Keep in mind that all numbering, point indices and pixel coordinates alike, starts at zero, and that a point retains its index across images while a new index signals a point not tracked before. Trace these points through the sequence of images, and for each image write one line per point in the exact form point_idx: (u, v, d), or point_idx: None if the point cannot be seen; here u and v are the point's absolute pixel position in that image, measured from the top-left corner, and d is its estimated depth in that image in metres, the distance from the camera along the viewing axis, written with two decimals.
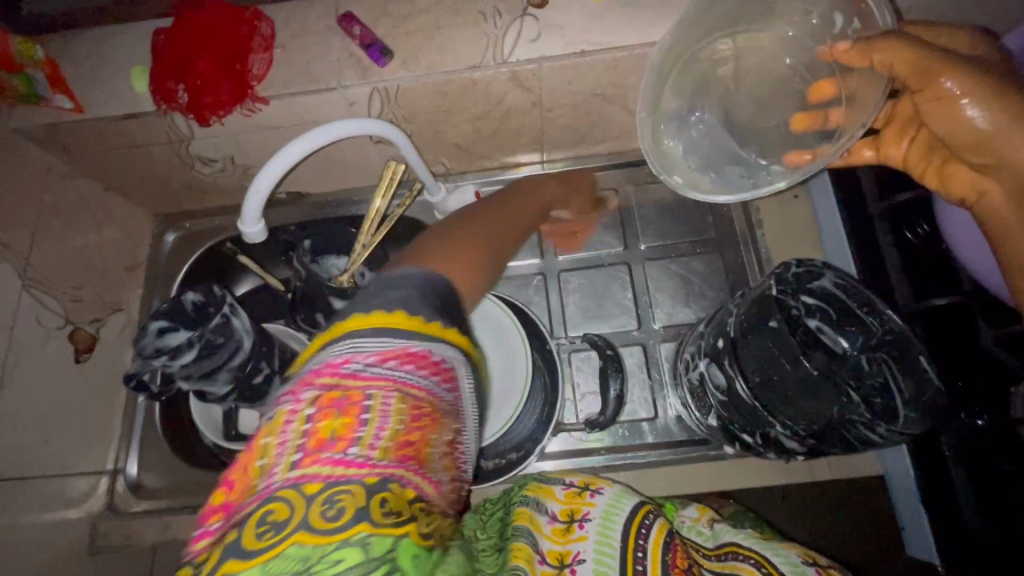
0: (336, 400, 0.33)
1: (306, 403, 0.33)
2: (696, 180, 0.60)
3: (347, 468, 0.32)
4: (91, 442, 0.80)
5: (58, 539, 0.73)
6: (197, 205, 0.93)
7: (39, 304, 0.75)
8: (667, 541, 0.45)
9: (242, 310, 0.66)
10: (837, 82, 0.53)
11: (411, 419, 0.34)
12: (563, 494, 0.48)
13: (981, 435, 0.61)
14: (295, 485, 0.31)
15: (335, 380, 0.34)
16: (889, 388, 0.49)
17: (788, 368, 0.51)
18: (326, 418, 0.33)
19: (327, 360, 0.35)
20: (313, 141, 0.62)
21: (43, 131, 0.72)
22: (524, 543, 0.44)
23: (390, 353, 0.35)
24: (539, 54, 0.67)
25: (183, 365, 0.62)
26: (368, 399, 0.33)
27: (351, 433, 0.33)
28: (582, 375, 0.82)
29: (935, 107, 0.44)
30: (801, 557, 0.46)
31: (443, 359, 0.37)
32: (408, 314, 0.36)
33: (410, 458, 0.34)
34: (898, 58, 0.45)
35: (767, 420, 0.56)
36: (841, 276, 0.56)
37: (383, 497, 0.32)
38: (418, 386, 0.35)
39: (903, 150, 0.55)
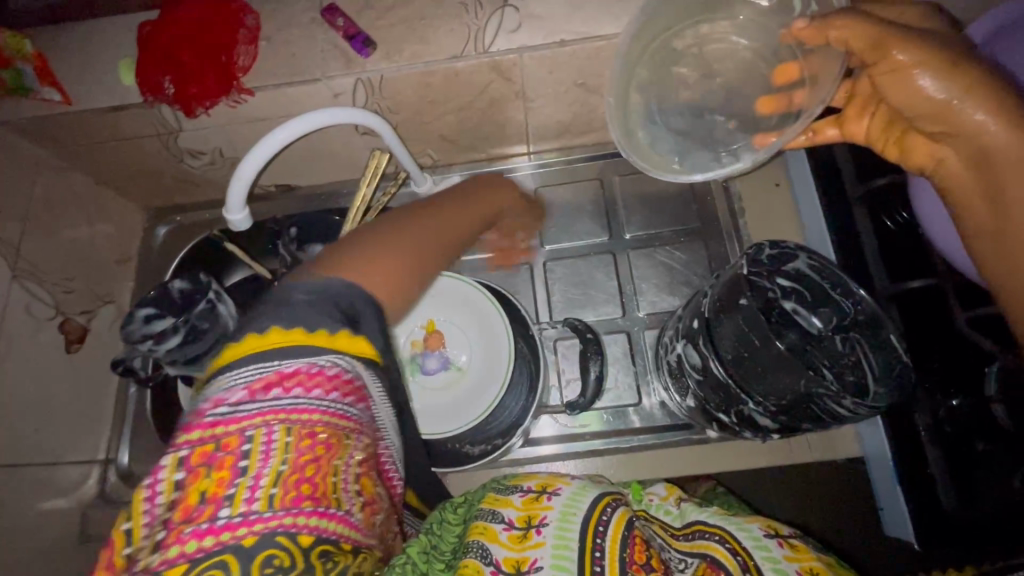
0: (207, 457, 0.37)
1: (176, 471, 0.37)
2: (663, 164, 0.58)
3: (220, 534, 0.35)
4: (81, 431, 0.81)
5: (51, 526, 0.75)
6: (188, 199, 0.94)
7: (28, 294, 0.75)
8: (625, 537, 0.44)
9: (227, 296, 0.67)
10: (800, 63, 0.53)
11: (294, 456, 0.38)
12: (521, 501, 0.46)
13: (956, 418, 0.63)
14: (163, 571, 0.34)
15: (205, 438, 0.37)
16: (860, 365, 0.52)
17: (758, 345, 0.51)
18: (199, 480, 0.36)
19: (194, 417, 0.38)
20: (296, 128, 0.63)
21: (32, 123, 0.73)
22: (473, 558, 0.43)
23: (259, 386, 0.39)
24: (519, 44, 0.68)
25: (169, 349, 0.65)
26: (244, 445, 0.37)
27: (223, 492, 0.36)
28: (566, 362, 0.83)
29: (891, 79, 0.43)
30: (764, 530, 0.44)
31: (332, 374, 0.41)
32: (285, 330, 0.40)
33: (297, 501, 0.37)
34: (853, 34, 0.44)
35: (740, 398, 0.56)
36: (814, 257, 0.58)
37: (266, 553, 0.36)
38: (300, 414, 0.39)
39: (865, 126, 0.53)
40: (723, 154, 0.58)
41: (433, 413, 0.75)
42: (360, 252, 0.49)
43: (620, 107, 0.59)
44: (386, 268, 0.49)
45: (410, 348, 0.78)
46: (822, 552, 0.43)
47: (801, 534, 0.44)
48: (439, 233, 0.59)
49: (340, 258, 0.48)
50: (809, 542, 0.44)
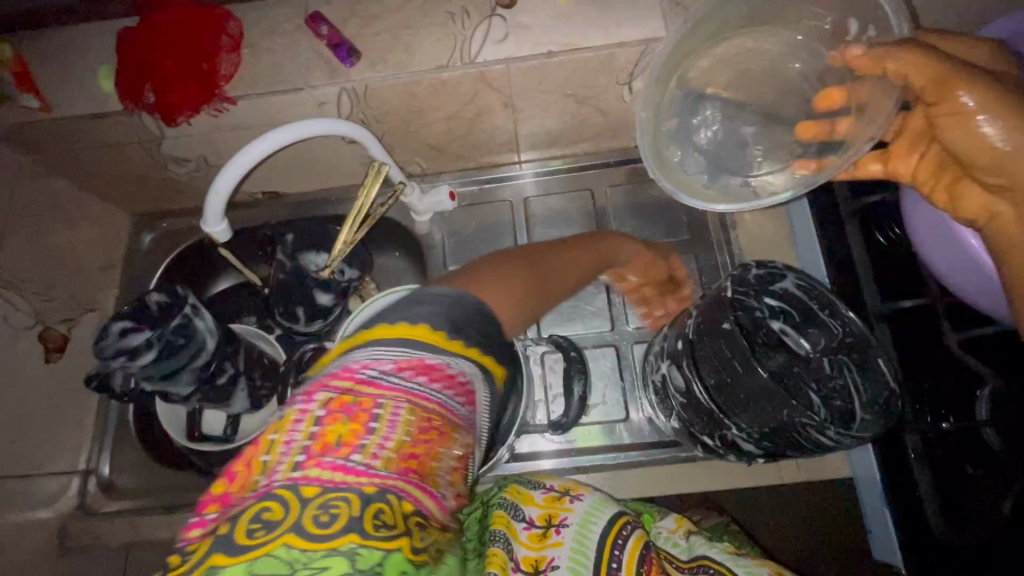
0: (345, 406, 0.36)
1: (317, 408, 0.36)
2: (694, 184, 0.60)
3: (348, 474, 0.34)
4: (61, 442, 0.80)
5: (25, 539, 0.73)
6: (174, 204, 0.93)
7: (5, 304, 0.74)
8: (642, 554, 0.48)
9: (204, 311, 0.67)
10: (847, 90, 0.53)
11: (416, 430, 0.37)
12: (542, 499, 0.51)
13: (944, 440, 0.62)
14: (296, 485, 0.33)
15: (347, 387, 0.37)
16: (848, 389, 0.51)
17: (739, 372, 0.50)
18: (334, 424, 0.35)
19: (343, 368, 0.38)
20: (279, 138, 0.62)
21: (10, 129, 0.72)
22: (499, 548, 0.46)
23: (404, 363, 0.39)
24: (505, 55, 0.67)
25: (143, 365, 0.63)
26: (377, 407, 0.36)
27: (356, 440, 0.35)
28: (553, 376, 0.82)
29: (952, 122, 0.44)
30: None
31: (457, 373, 0.40)
32: (431, 328, 0.40)
33: (410, 470, 0.36)
34: (916, 69, 0.43)
35: (723, 423, 0.55)
36: (802, 278, 0.57)
37: (377, 508, 0.34)
38: (429, 399, 0.38)
39: (913, 164, 0.54)
40: (756, 177, 0.59)
41: None
42: (485, 273, 0.49)
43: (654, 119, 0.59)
44: (501, 289, 0.48)
45: None
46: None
47: None
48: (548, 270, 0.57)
49: (464, 278, 0.48)
50: None
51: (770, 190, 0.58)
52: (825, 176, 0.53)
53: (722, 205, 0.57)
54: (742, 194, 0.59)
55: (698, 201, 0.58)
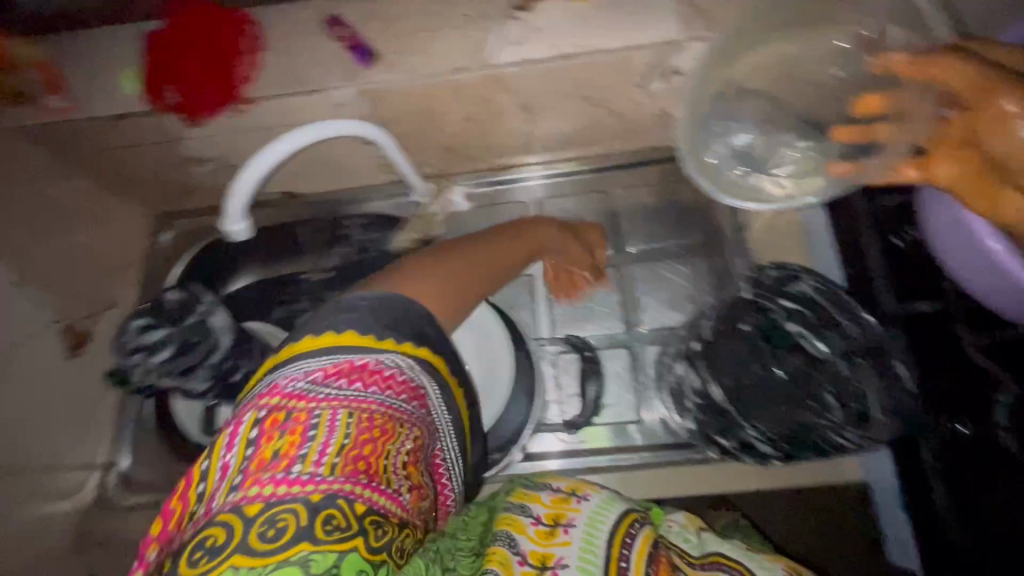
0: (280, 424, 0.41)
1: (252, 429, 0.42)
2: (728, 184, 0.62)
3: (292, 486, 0.39)
4: (82, 435, 0.81)
5: (48, 530, 0.75)
6: (192, 203, 0.94)
7: (31, 300, 0.76)
8: (651, 552, 0.47)
9: (218, 308, 0.71)
10: (887, 98, 0.49)
11: (357, 432, 0.42)
12: (549, 500, 0.50)
13: (959, 445, 0.61)
14: (240, 507, 0.38)
15: (281, 405, 0.42)
16: (864, 393, 0.66)
17: (729, 371, 0.66)
18: (271, 441, 0.41)
19: (273, 387, 0.44)
20: (302, 138, 0.63)
21: (38, 130, 0.74)
22: (501, 546, 0.45)
23: (331, 372, 0.44)
24: (521, 57, 0.68)
25: (160, 362, 0.67)
26: (313, 417, 0.42)
27: (294, 452, 0.40)
28: (566, 376, 0.82)
29: (991, 125, 0.43)
30: (786, 570, 0.47)
31: (390, 373, 0.46)
32: (358, 334, 0.46)
33: (357, 471, 0.41)
34: (957, 75, 0.44)
35: (733, 415, 0.68)
36: (822, 283, 0.68)
37: (328, 513, 0.39)
38: (365, 402, 0.44)
39: (952, 171, 0.47)
40: (782, 178, 0.61)
41: None
42: (417, 269, 0.54)
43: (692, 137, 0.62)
44: (432, 284, 0.53)
45: None
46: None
47: None
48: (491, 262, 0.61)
49: (391, 276, 0.53)
50: None
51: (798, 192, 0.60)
52: (862, 178, 0.54)
53: (754, 203, 0.60)
54: (774, 195, 0.61)
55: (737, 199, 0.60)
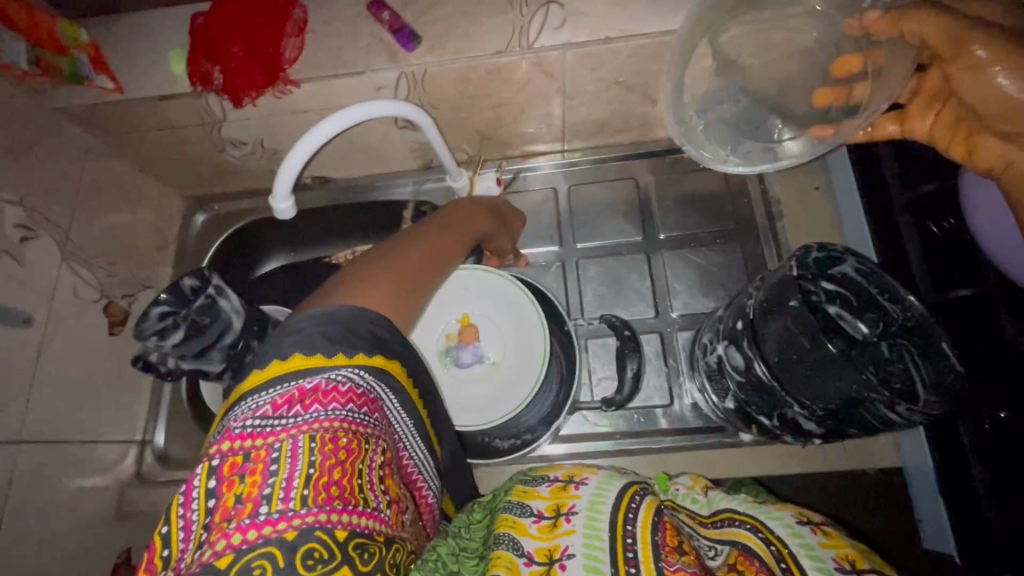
0: (238, 466, 0.39)
1: (208, 480, 0.39)
2: (717, 152, 0.61)
3: (262, 528, 0.37)
4: (120, 412, 0.83)
5: (88, 503, 0.76)
6: (226, 187, 0.96)
7: (75, 277, 0.77)
8: (655, 521, 0.42)
9: (228, 290, 0.67)
10: (862, 57, 0.54)
11: (323, 456, 0.40)
12: (547, 491, 0.46)
13: (1001, 431, 0.60)
14: (210, 564, 0.36)
15: (235, 449, 0.40)
16: (910, 371, 0.51)
17: (808, 347, 0.53)
18: (233, 485, 0.39)
19: (223, 432, 0.41)
20: (345, 119, 0.63)
21: (83, 110, 0.75)
22: (505, 550, 0.42)
23: (281, 401, 0.42)
24: (563, 41, 0.68)
25: (174, 344, 0.65)
26: (273, 451, 0.39)
27: (258, 492, 0.38)
28: (597, 361, 0.83)
29: (965, 76, 0.45)
30: (796, 517, 0.43)
31: (346, 388, 0.43)
32: (306, 355, 0.43)
33: (331, 499, 0.39)
34: (929, 28, 0.46)
35: (785, 400, 0.55)
36: (863, 261, 0.56)
37: (309, 547, 0.37)
38: (324, 423, 0.41)
39: (928, 124, 0.54)
40: (775, 144, 0.60)
41: (468, 407, 0.75)
42: (361, 276, 0.51)
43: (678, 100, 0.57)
44: (380, 287, 0.50)
45: (444, 341, 0.78)
46: (855, 540, 0.41)
47: (835, 523, 0.43)
48: (432, 256, 0.58)
49: (329, 289, 0.50)
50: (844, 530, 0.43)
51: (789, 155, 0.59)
52: (841, 138, 0.55)
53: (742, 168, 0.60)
54: (761, 159, 0.61)
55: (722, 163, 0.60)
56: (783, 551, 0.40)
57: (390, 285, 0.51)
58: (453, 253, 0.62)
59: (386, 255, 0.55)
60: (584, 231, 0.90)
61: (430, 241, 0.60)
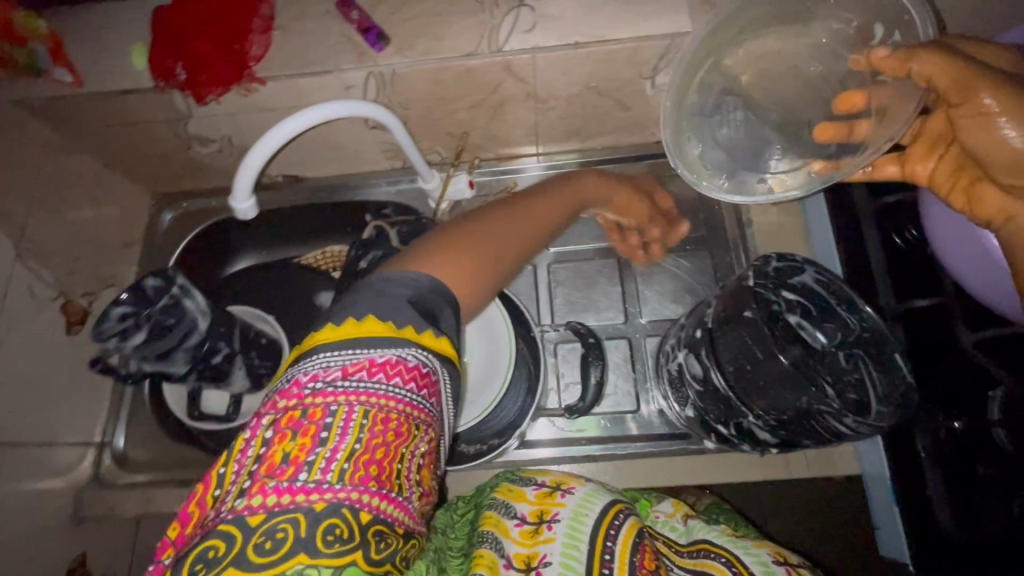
0: (295, 422, 0.37)
1: (268, 429, 0.38)
2: (712, 179, 0.60)
3: (296, 495, 0.35)
4: (79, 413, 0.81)
5: (45, 506, 0.74)
6: (193, 185, 0.94)
7: (32, 274, 0.75)
8: (635, 542, 0.43)
9: (195, 290, 0.63)
10: (867, 95, 0.52)
11: (372, 433, 0.38)
12: (534, 495, 0.47)
13: (956, 439, 0.62)
14: (241, 517, 0.35)
15: (294, 404, 0.38)
16: (863, 384, 0.51)
17: (761, 359, 0.52)
18: (283, 441, 0.37)
19: (291, 383, 0.39)
20: (310, 118, 0.62)
21: (41, 103, 0.73)
22: (488, 549, 0.43)
23: (352, 367, 0.39)
24: (533, 44, 0.68)
25: (136, 346, 0.61)
26: (328, 416, 0.37)
27: (303, 457, 0.36)
28: (566, 365, 0.83)
29: (972, 125, 0.42)
30: (772, 557, 0.47)
31: (415, 366, 0.40)
32: (380, 320, 0.40)
33: (366, 480, 0.37)
34: (937, 71, 0.43)
35: (740, 410, 0.56)
36: (822, 272, 0.56)
37: (330, 523, 0.35)
38: (382, 398, 0.38)
39: (930, 167, 0.53)
40: (771, 175, 0.59)
41: None
42: (433, 248, 0.49)
43: (676, 107, 0.59)
44: (451, 263, 0.48)
45: None
46: None
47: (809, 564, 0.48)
48: (511, 234, 0.56)
49: (410, 255, 0.48)
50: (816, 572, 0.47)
51: (785, 189, 0.57)
52: (840, 175, 0.53)
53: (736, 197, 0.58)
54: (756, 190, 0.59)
55: (716, 190, 0.59)
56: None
57: (460, 256, 0.49)
58: (544, 228, 0.62)
59: (466, 229, 0.53)
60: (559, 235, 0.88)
61: (518, 215, 0.59)
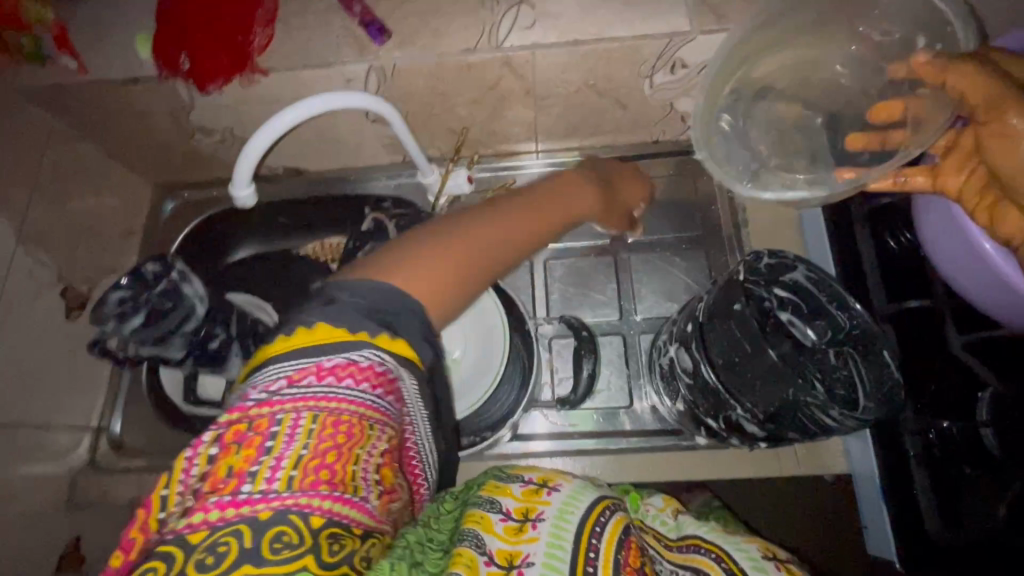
0: (240, 435, 0.37)
1: (211, 446, 0.38)
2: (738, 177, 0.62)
3: (241, 507, 0.35)
4: (77, 398, 0.81)
5: (41, 488, 0.75)
6: (195, 176, 0.95)
7: (34, 259, 0.76)
8: (621, 539, 0.43)
9: (193, 276, 0.65)
10: (905, 106, 0.55)
11: (321, 438, 0.38)
12: (520, 491, 0.46)
13: (947, 442, 0.62)
14: (183, 535, 0.34)
15: (238, 418, 0.38)
16: (852, 381, 0.53)
17: (750, 351, 0.53)
18: (228, 455, 0.37)
19: (236, 400, 0.39)
20: (307, 110, 0.63)
21: (47, 91, 0.74)
22: (468, 546, 0.42)
23: (299, 375, 0.39)
24: (532, 42, 0.69)
25: (133, 329, 0.62)
26: (274, 426, 0.37)
27: (247, 467, 0.36)
28: (560, 360, 0.83)
29: (997, 142, 0.44)
30: (761, 552, 0.48)
31: (364, 369, 0.40)
32: (332, 326, 0.41)
33: (316, 484, 0.37)
34: (971, 85, 0.45)
35: (729, 404, 0.56)
36: (813, 269, 0.57)
37: (278, 530, 0.35)
38: (328, 403, 0.39)
39: (961, 182, 0.50)
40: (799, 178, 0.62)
41: None
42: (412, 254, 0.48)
43: (704, 112, 0.63)
44: (424, 276, 0.46)
45: None
46: None
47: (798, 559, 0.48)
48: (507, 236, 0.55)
49: (389, 260, 0.46)
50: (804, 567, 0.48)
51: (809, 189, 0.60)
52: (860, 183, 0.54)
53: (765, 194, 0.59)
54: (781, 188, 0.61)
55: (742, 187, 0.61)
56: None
57: (435, 266, 0.47)
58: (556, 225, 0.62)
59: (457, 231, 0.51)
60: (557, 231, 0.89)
61: (527, 213, 0.58)
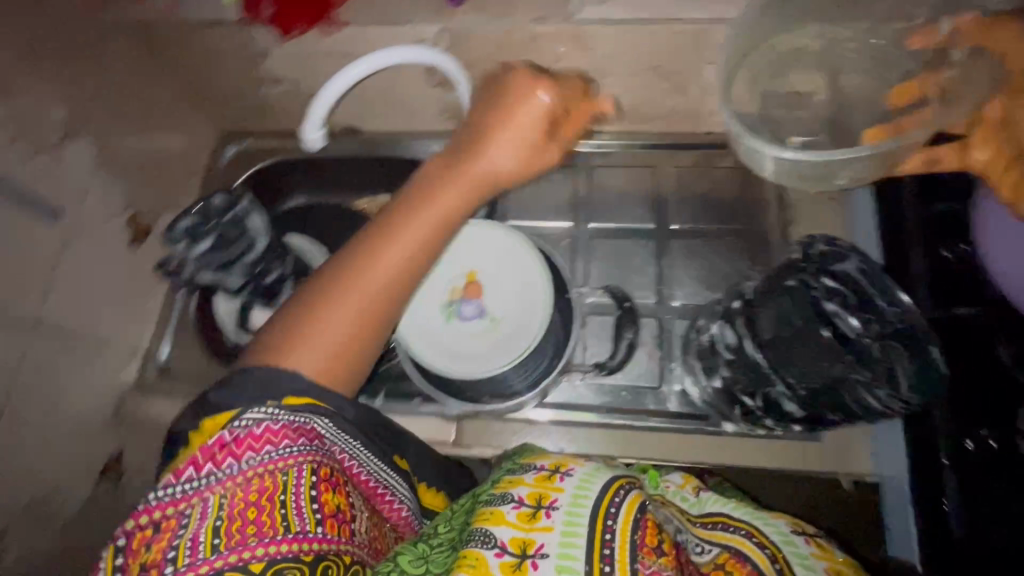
0: (149, 537, 0.45)
1: (116, 556, 0.45)
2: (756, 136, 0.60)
3: None
4: (131, 321, 0.85)
5: (93, 400, 0.79)
6: (259, 123, 0.95)
7: (106, 184, 0.81)
8: (636, 519, 0.45)
9: (259, 210, 0.68)
10: (925, 85, 0.59)
11: (230, 505, 0.45)
12: (532, 479, 0.49)
13: (982, 459, 0.62)
14: None
15: (142, 525, 0.45)
16: (895, 373, 0.54)
17: (802, 324, 0.58)
18: (140, 555, 0.45)
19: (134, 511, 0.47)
20: (375, 62, 0.66)
21: (136, 26, 0.78)
22: (476, 545, 0.44)
23: (182, 471, 0.46)
24: (604, 16, 0.70)
25: (200, 254, 0.66)
26: (183, 516, 0.45)
27: (164, 556, 0.43)
28: (593, 336, 0.85)
29: None
30: (791, 527, 0.49)
31: (253, 432, 0.48)
32: (216, 415, 0.49)
33: (241, 540, 0.44)
34: (1015, 44, 0.50)
35: (769, 378, 0.59)
36: (865, 261, 0.58)
37: None
38: (225, 478, 0.46)
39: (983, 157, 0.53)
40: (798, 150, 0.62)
41: (458, 356, 0.77)
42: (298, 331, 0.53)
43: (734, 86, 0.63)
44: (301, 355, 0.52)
45: (448, 294, 0.79)
46: (842, 552, 0.48)
47: (823, 533, 0.50)
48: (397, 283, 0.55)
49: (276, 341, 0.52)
50: (830, 540, 0.50)
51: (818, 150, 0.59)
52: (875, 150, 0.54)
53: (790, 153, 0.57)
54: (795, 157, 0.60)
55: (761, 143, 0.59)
56: (777, 554, 0.46)
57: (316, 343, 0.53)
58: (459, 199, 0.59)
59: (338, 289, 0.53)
60: (600, 212, 0.91)
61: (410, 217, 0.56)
